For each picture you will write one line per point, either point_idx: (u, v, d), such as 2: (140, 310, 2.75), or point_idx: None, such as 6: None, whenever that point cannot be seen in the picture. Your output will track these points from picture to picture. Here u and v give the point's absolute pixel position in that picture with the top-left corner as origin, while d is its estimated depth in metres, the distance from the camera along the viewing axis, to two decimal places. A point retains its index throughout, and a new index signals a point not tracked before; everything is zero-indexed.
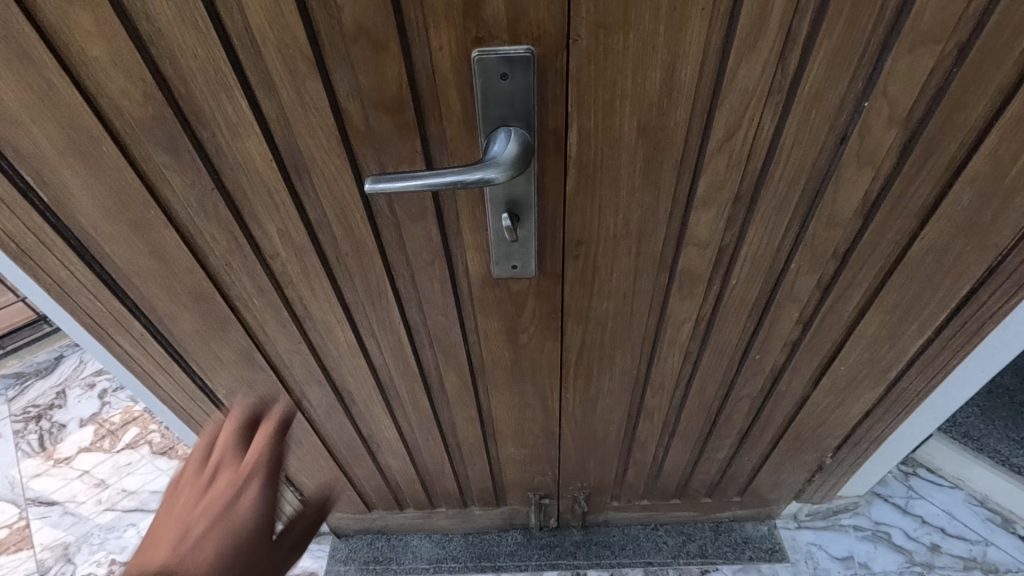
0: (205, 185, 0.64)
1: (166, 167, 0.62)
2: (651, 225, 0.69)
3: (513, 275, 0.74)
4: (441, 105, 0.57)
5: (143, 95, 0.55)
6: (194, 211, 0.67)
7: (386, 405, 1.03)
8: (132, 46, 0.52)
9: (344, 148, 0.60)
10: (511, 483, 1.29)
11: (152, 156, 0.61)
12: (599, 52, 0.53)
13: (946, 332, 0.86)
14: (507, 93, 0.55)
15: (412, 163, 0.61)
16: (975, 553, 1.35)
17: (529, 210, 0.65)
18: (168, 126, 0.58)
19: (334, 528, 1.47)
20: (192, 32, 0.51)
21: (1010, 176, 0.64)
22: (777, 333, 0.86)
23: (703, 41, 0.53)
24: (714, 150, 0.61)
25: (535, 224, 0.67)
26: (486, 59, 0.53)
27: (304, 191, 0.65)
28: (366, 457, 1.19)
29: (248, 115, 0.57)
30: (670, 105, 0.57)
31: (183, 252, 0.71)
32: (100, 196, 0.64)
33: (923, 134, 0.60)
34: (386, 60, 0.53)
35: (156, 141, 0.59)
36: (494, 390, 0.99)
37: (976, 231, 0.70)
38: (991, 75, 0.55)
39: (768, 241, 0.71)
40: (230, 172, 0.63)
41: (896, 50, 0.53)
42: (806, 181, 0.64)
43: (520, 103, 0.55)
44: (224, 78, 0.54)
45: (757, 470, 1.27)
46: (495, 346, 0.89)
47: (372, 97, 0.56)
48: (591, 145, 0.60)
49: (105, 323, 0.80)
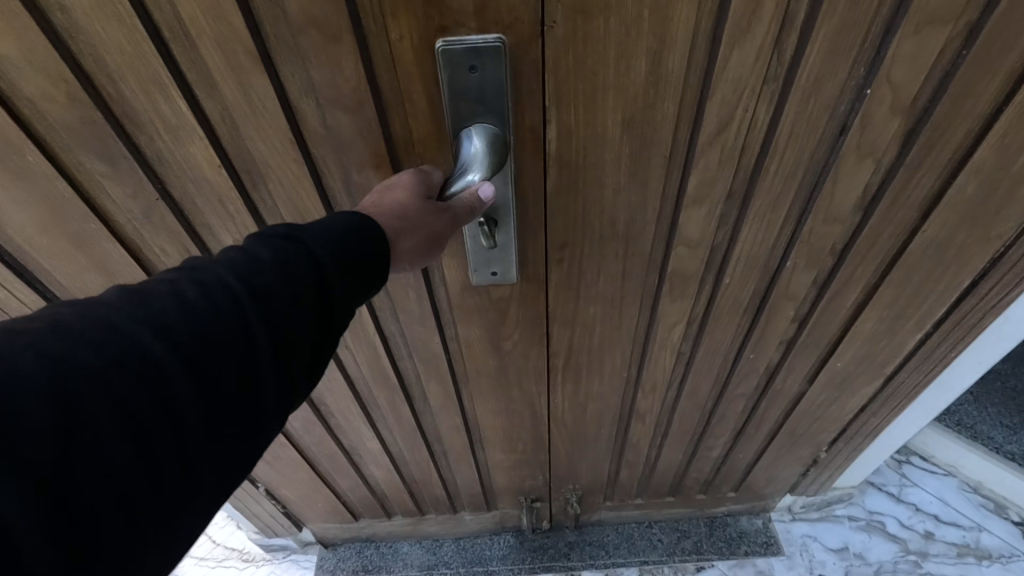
0: (148, 194, 0.59)
1: (103, 176, 0.57)
2: (639, 225, 0.64)
3: (494, 283, 0.69)
4: (405, 102, 0.52)
5: (68, 97, 0.50)
6: (140, 223, 0.61)
7: (366, 415, 0.99)
8: (48, 43, 0.47)
9: (300, 151, 0.55)
10: (501, 488, 1.25)
11: (85, 165, 0.55)
12: (577, 40, 0.48)
13: (945, 326, 0.84)
14: (477, 88, 0.50)
15: (377, 166, 0.56)
16: (969, 540, 1.35)
17: (508, 214, 0.61)
18: (101, 132, 0.53)
19: (321, 537, 1.43)
20: (117, 26, 0.46)
21: (1017, 166, 0.60)
22: (772, 332, 0.83)
23: (692, 26, 0.48)
24: (705, 144, 0.56)
25: (516, 228, 0.62)
26: (452, 50, 0.48)
27: (260, 200, 0.60)
28: (349, 468, 1.15)
29: (190, 117, 0.52)
30: (656, 97, 0.52)
31: (132, 267, 0.66)
32: (30, 209, 0.58)
33: (928, 123, 0.55)
34: (339, 55, 0.48)
35: (88, 148, 0.54)
36: (479, 398, 0.94)
37: (981, 222, 0.67)
38: (1002, 57, 0.50)
39: (762, 239, 0.67)
40: (177, 178, 0.58)
41: (901, 32, 0.48)
42: (803, 176, 0.60)
43: (491, 97, 0.50)
44: (158, 77, 0.49)
45: (751, 466, 1.24)
46: (478, 354, 0.84)
47: (328, 96, 0.51)
48: (572, 142, 0.55)
49: None
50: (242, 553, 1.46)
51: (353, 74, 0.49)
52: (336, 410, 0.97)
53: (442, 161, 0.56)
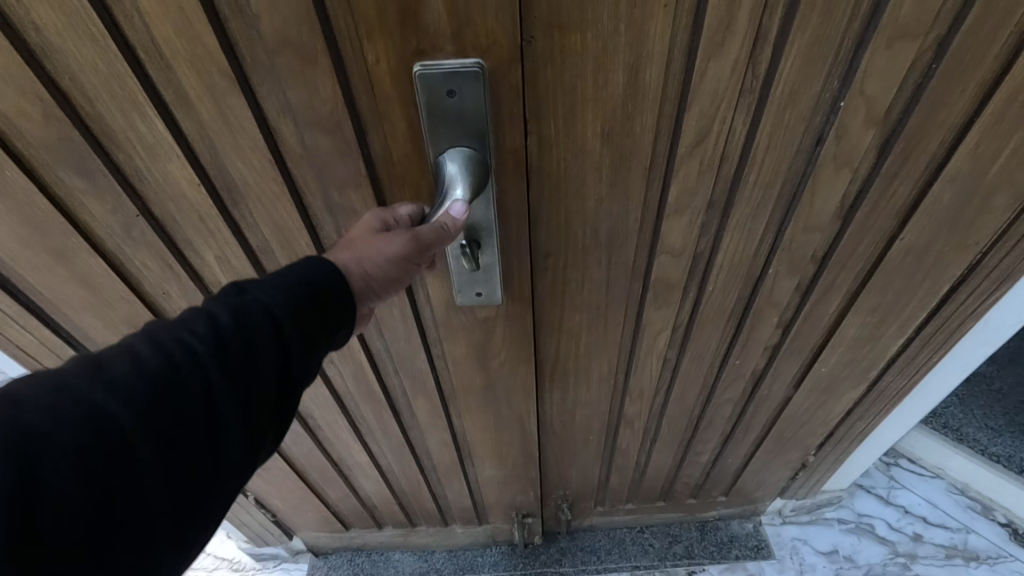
0: (128, 211, 0.59)
1: (81, 193, 0.57)
2: (622, 235, 0.65)
3: (478, 303, 0.70)
4: (383, 123, 0.52)
5: (43, 114, 0.50)
6: (120, 239, 0.62)
7: (353, 430, 1.00)
8: (22, 61, 0.47)
9: (279, 171, 0.56)
10: (493, 503, 1.25)
11: (63, 181, 0.56)
12: (556, 53, 0.49)
13: (927, 331, 0.84)
14: (455, 111, 0.50)
15: (358, 186, 0.57)
16: (957, 541, 1.36)
17: (490, 235, 0.61)
18: (77, 148, 0.53)
19: (312, 546, 1.42)
20: (90, 46, 0.46)
21: (990, 175, 0.61)
22: (756, 338, 0.84)
23: (668, 40, 0.48)
24: (685, 155, 0.57)
25: (500, 249, 0.63)
26: (428, 74, 0.48)
27: (242, 219, 0.61)
28: (338, 480, 1.14)
29: (167, 135, 0.53)
30: (635, 109, 0.53)
31: (115, 281, 0.66)
32: (9, 223, 0.58)
33: (901, 133, 0.56)
34: (316, 75, 0.49)
35: (66, 164, 0.54)
36: (466, 412, 0.94)
37: (957, 230, 0.68)
38: (972, 69, 0.51)
39: (743, 247, 0.68)
40: (156, 195, 0.58)
41: (873, 46, 0.49)
42: (782, 185, 0.61)
43: (471, 119, 0.51)
44: (133, 96, 0.50)
45: (740, 471, 1.25)
46: (466, 372, 0.85)
47: (306, 117, 0.51)
48: (553, 153, 0.56)
49: (37, 355, 0.74)
50: (232, 563, 1.45)
51: (330, 95, 0.50)
52: (324, 423, 0.97)
53: (422, 181, 0.56)
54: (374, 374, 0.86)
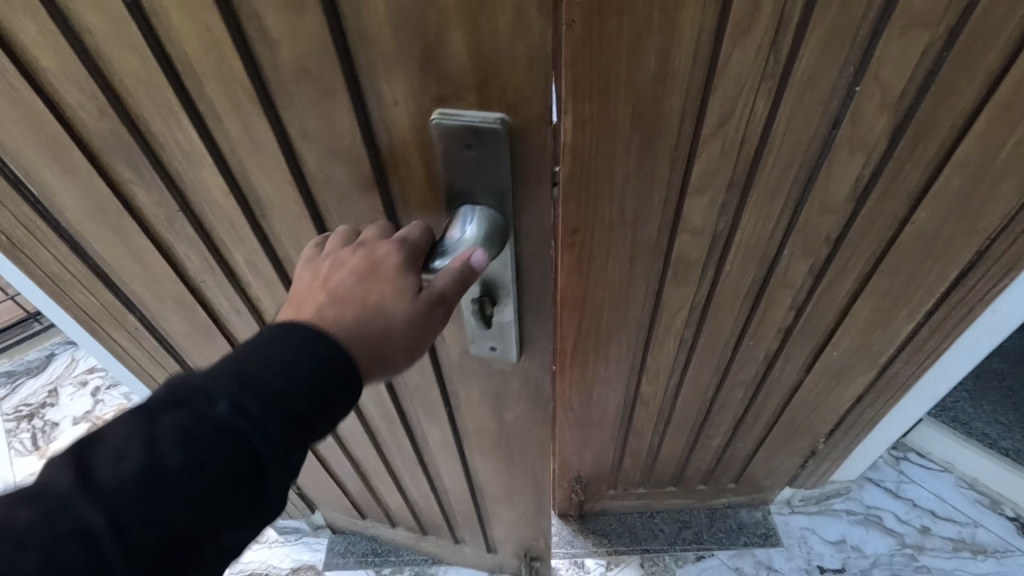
0: (171, 206, 0.63)
1: (133, 184, 0.61)
2: (646, 212, 0.69)
3: (493, 356, 0.71)
4: (402, 164, 0.52)
5: (98, 110, 0.53)
6: (167, 227, 0.66)
7: (371, 438, 1.05)
8: (80, 62, 0.49)
9: (300, 194, 0.58)
10: (501, 538, 1.24)
11: (118, 172, 0.60)
12: (593, 38, 0.53)
13: (936, 316, 0.88)
14: (473, 165, 0.50)
15: (375, 222, 0.58)
16: (964, 535, 1.38)
17: (507, 292, 0.61)
18: (127, 144, 0.56)
19: (330, 526, 1.47)
20: (134, 56, 0.48)
21: (998, 161, 0.65)
22: (770, 320, 0.87)
23: (697, 27, 0.52)
24: (708, 136, 0.61)
25: (515, 309, 0.63)
26: (447, 125, 0.47)
27: (268, 229, 0.64)
28: (356, 475, 1.19)
29: (200, 143, 0.55)
30: (664, 92, 0.57)
31: (163, 260, 0.70)
32: (78, 197, 0.63)
33: (913, 118, 0.60)
34: (335, 108, 0.49)
35: (119, 156, 0.58)
36: (478, 453, 0.95)
37: (967, 215, 0.71)
38: (981, 58, 0.55)
39: (761, 228, 0.72)
40: (194, 195, 0.61)
41: (887, 35, 0.53)
42: (799, 167, 0.65)
43: (489, 173, 0.50)
44: (171, 108, 0.52)
45: (749, 458, 1.29)
46: (479, 416, 0.86)
47: (326, 144, 0.52)
48: (586, 132, 0.61)
49: (100, 318, 0.81)
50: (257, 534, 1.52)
51: (349, 128, 0.50)
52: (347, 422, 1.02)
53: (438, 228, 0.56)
54: (392, 396, 0.90)
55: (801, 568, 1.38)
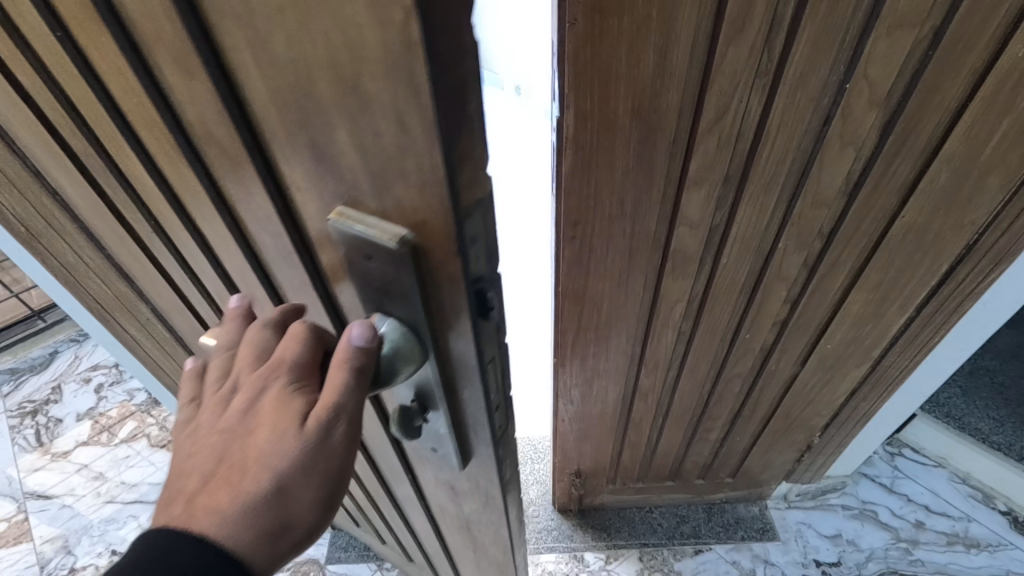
0: (147, 229, 0.54)
1: (114, 201, 0.53)
2: (645, 204, 0.71)
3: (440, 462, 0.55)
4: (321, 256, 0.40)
5: (64, 128, 0.44)
6: (153, 248, 0.58)
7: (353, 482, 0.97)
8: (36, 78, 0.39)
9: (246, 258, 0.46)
10: None
11: (98, 188, 0.52)
12: (596, 35, 0.55)
13: (928, 309, 0.90)
14: (377, 279, 0.36)
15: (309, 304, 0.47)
16: (958, 529, 1.40)
17: (439, 404, 0.44)
18: (98, 165, 0.47)
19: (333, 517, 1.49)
20: (73, 89, 0.37)
21: (983, 157, 0.67)
22: (766, 313, 0.90)
23: (695, 26, 0.55)
24: (705, 131, 0.63)
25: (448, 423, 0.46)
26: (343, 230, 0.34)
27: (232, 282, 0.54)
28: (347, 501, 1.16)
29: (151, 185, 0.44)
30: (662, 88, 0.59)
31: (156, 271, 0.64)
32: (79, 195, 0.57)
33: (902, 114, 0.63)
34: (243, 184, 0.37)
35: (97, 173, 0.49)
36: (449, 541, 0.84)
37: (954, 209, 0.74)
38: (966, 56, 0.57)
39: (756, 221, 0.74)
40: (170, 232, 0.52)
41: (876, 32, 0.55)
42: (792, 162, 0.67)
43: (398, 294, 0.36)
44: (121, 148, 0.42)
45: (746, 452, 1.31)
46: (445, 517, 0.73)
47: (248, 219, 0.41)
48: (588, 126, 0.63)
49: (113, 308, 0.83)
50: None
51: (263, 211, 0.39)
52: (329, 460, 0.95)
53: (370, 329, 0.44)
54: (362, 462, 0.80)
55: (798, 561, 1.39)
